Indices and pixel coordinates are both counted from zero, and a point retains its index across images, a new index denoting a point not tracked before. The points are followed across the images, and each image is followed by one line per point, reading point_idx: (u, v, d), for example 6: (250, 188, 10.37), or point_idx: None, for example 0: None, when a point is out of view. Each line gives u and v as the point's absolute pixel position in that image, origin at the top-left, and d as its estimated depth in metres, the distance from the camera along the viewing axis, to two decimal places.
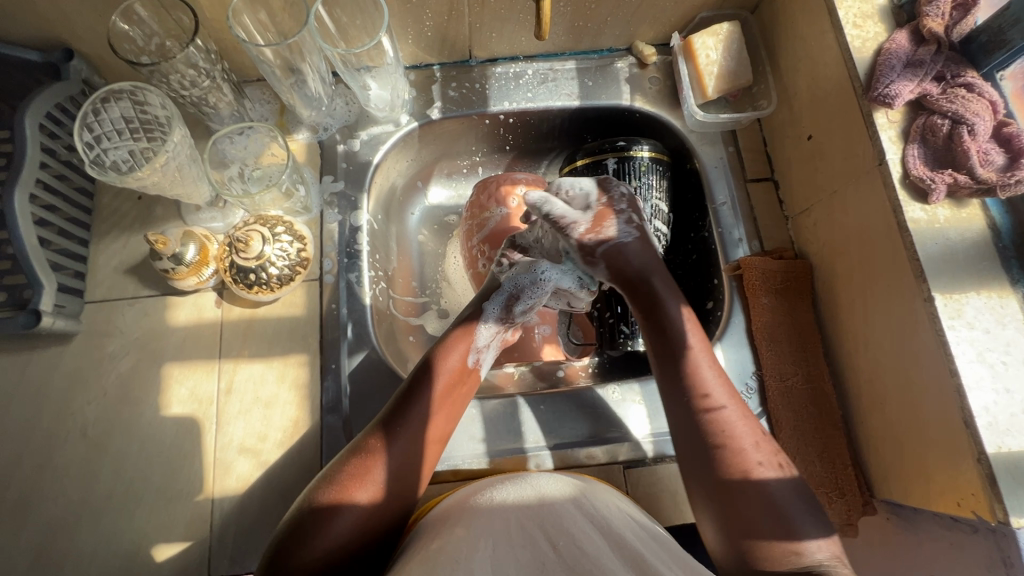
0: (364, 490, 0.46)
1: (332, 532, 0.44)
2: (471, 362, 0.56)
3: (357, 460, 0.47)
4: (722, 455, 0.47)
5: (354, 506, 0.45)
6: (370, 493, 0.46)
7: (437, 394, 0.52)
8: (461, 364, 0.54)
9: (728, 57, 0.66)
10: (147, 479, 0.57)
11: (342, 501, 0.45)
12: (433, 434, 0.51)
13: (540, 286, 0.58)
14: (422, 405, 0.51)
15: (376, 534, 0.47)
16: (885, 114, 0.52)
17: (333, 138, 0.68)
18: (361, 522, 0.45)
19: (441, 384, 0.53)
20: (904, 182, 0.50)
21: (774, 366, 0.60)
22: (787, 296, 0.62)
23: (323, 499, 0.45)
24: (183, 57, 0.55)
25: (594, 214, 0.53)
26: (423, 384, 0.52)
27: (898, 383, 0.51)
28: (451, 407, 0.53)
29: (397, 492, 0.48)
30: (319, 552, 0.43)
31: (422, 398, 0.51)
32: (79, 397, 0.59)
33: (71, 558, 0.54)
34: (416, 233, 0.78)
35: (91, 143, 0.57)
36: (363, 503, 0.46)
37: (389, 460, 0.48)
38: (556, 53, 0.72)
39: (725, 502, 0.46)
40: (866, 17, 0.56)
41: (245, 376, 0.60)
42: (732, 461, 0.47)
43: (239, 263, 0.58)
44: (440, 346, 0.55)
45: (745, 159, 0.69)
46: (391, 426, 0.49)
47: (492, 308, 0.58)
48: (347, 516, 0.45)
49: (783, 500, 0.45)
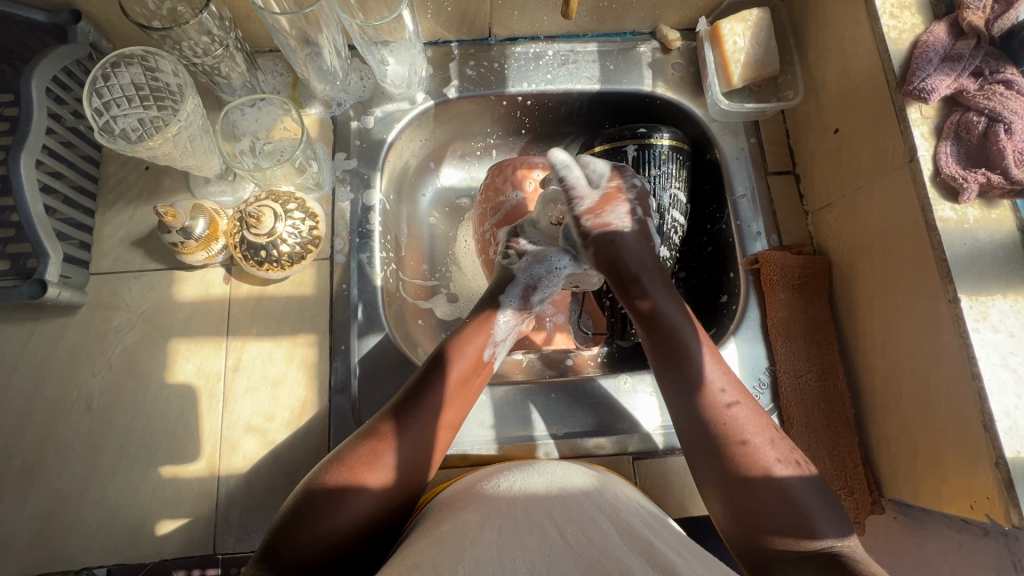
0: (377, 472, 0.46)
1: (344, 513, 0.44)
2: (487, 355, 0.55)
3: (367, 445, 0.47)
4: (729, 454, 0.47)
5: (368, 486, 0.45)
6: (384, 476, 0.46)
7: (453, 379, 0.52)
8: (475, 354, 0.54)
9: (756, 45, 0.64)
10: (152, 454, 0.56)
11: (356, 482, 0.45)
12: (445, 422, 0.51)
13: (556, 276, 0.59)
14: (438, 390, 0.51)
15: (381, 522, 0.46)
16: (918, 110, 0.51)
17: (346, 114, 0.66)
18: (364, 510, 0.45)
19: (459, 374, 0.52)
20: (934, 180, 0.49)
21: (787, 362, 0.59)
22: (804, 292, 0.61)
23: (337, 478, 0.45)
24: (196, 22, 0.53)
25: (602, 194, 0.56)
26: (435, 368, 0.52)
27: (915, 385, 0.51)
28: (463, 397, 0.52)
29: (406, 479, 0.47)
30: (316, 538, 0.43)
31: (440, 382, 0.51)
32: (84, 369, 0.58)
33: (76, 530, 0.53)
34: (427, 215, 0.77)
35: (101, 110, 0.55)
36: (371, 490, 0.45)
37: (400, 446, 0.47)
38: (578, 35, 0.70)
39: (733, 496, 0.46)
40: (904, 7, 0.54)
41: (253, 354, 0.59)
42: (738, 458, 0.47)
43: (250, 239, 0.57)
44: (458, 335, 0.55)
45: (768, 151, 0.68)
46: (404, 409, 0.49)
47: (511, 300, 0.58)
48: (360, 498, 0.45)
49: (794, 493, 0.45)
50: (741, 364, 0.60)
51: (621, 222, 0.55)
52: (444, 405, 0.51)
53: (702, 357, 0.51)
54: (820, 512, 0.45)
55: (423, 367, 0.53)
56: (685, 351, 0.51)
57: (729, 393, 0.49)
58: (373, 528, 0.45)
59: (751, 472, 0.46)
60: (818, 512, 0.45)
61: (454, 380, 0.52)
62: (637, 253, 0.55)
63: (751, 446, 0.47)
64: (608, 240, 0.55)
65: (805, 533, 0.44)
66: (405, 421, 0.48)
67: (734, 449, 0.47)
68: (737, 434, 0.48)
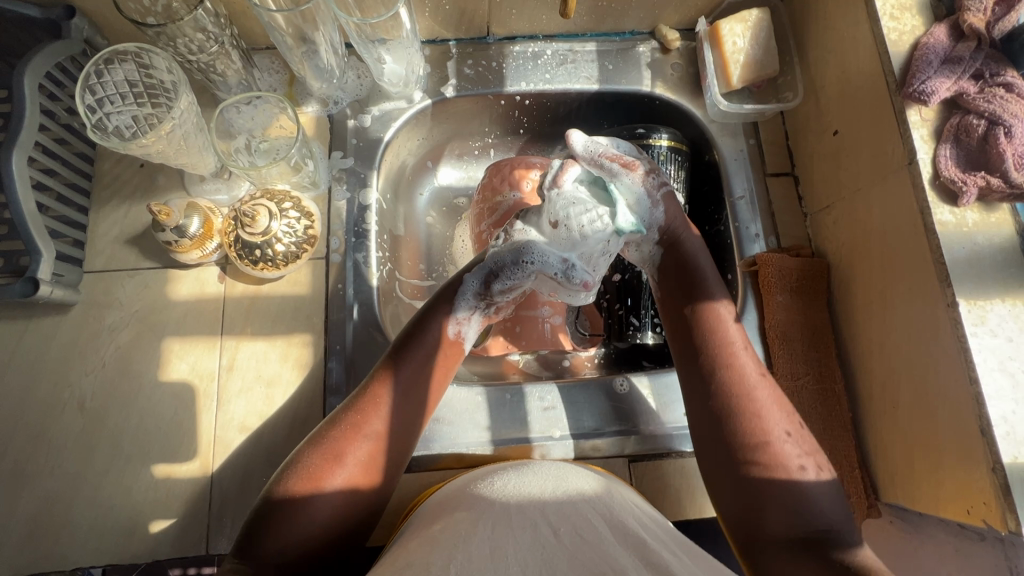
0: (348, 465, 0.45)
1: (319, 505, 0.43)
2: (451, 335, 0.54)
3: (341, 434, 0.46)
4: (746, 453, 0.47)
5: (341, 478, 0.44)
6: (354, 468, 0.45)
7: (428, 363, 0.52)
8: (445, 337, 0.53)
9: (755, 46, 0.64)
10: (145, 454, 0.56)
11: (327, 475, 0.44)
12: (424, 401, 0.51)
13: (522, 269, 0.53)
14: (412, 369, 0.50)
15: (361, 514, 0.46)
16: (918, 112, 0.50)
17: (343, 112, 0.66)
18: (342, 501, 0.44)
19: (426, 359, 0.52)
20: (934, 183, 0.49)
21: (785, 364, 0.59)
22: (802, 295, 0.61)
23: (309, 470, 0.44)
24: (192, 18, 0.53)
25: (626, 173, 0.56)
26: (413, 350, 0.51)
27: (913, 388, 0.51)
28: (441, 378, 0.53)
29: (384, 470, 0.47)
30: (300, 533, 0.42)
31: (415, 364, 0.51)
32: (77, 368, 0.57)
33: (67, 530, 0.53)
34: (424, 214, 0.76)
35: (94, 107, 0.54)
36: (345, 482, 0.45)
37: (378, 435, 0.47)
38: (576, 34, 0.70)
39: (739, 491, 0.46)
40: (904, 9, 0.54)
41: (247, 353, 0.58)
42: (758, 453, 0.46)
43: (244, 238, 0.56)
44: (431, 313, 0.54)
45: (767, 152, 0.67)
46: (372, 399, 0.48)
47: (473, 282, 0.55)
48: (333, 490, 0.44)
49: (809, 495, 0.45)
50: None
51: (654, 195, 0.57)
52: (409, 388, 0.50)
53: (739, 350, 0.51)
54: (827, 512, 0.44)
55: (389, 351, 0.52)
56: (727, 348, 0.51)
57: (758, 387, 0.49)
58: (352, 520, 0.45)
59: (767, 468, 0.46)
60: (831, 512, 0.44)
61: (422, 366, 0.51)
62: (695, 256, 0.57)
63: (771, 448, 0.46)
64: (656, 213, 0.57)
65: (815, 533, 0.43)
66: (372, 412, 0.48)
67: (749, 450, 0.47)
68: (763, 429, 0.47)
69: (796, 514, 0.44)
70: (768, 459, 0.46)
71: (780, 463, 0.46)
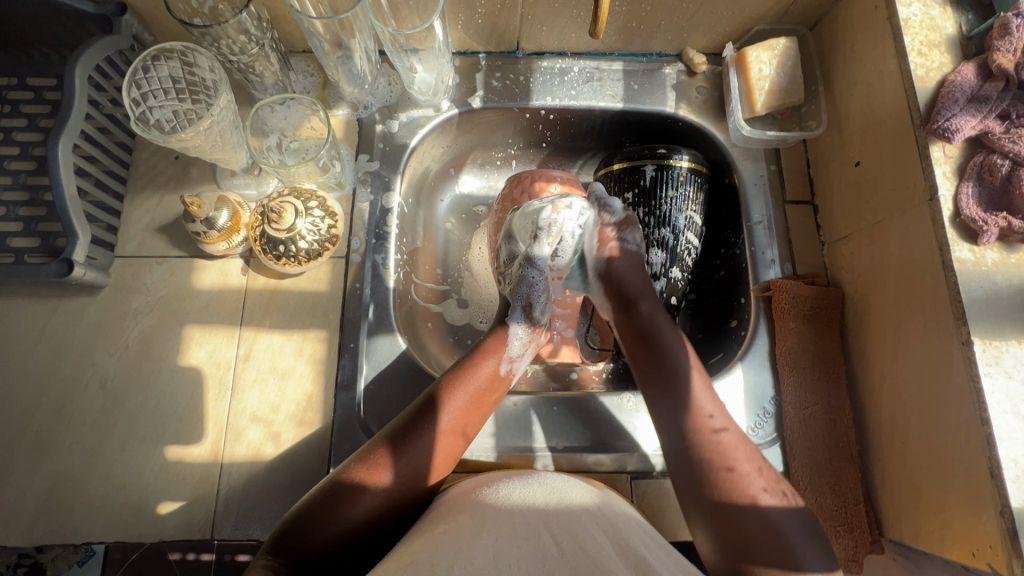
0: (387, 477, 0.47)
1: (355, 508, 0.45)
2: (504, 371, 0.57)
3: (383, 445, 0.49)
4: (711, 476, 0.49)
5: (377, 485, 0.47)
6: (391, 479, 0.47)
7: (466, 399, 0.53)
8: (487, 376, 0.55)
9: (781, 74, 0.64)
10: (160, 436, 0.57)
11: (367, 479, 0.47)
12: (451, 440, 0.52)
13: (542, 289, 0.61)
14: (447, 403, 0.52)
15: (387, 523, 0.48)
16: (941, 148, 0.51)
17: (372, 117, 0.68)
18: (374, 510, 0.46)
19: (474, 389, 0.54)
20: (954, 221, 0.49)
21: (793, 392, 0.59)
22: (815, 323, 0.60)
23: (350, 475, 0.47)
24: (236, 22, 0.55)
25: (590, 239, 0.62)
26: (457, 382, 0.53)
27: (923, 425, 0.50)
28: (478, 409, 0.54)
29: (413, 485, 0.49)
30: (328, 535, 0.44)
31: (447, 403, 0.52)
32: (101, 349, 0.59)
33: (80, 504, 0.55)
34: (443, 220, 0.78)
35: (138, 100, 0.56)
36: (381, 490, 0.47)
37: (412, 452, 0.49)
38: (604, 53, 0.71)
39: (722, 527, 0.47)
40: (933, 46, 0.54)
41: (264, 345, 0.60)
42: (723, 482, 0.48)
43: (269, 234, 0.58)
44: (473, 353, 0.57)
45: (787, 179, 0.67)
46: (418, 418, 0.51)
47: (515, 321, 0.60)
48: (370, 496, 0.46)
49: (783, 527, 0.46)
50: (747, 391, 0.60)
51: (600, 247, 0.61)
52: (457, 417, 0.52)
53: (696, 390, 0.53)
54: (802, 540, 0.45)
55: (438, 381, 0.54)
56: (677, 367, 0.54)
57: (718, 418, 0.52)
58: (379, 527, 0.47)
59: (730, 494, 0.48)
60: (804, 543, 0.45)
61: (463, 397, 0.53)
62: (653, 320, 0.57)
63: (743, 479, 0.48)
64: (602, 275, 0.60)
65: (782, 553, 0.45)
66: (418, 430, 0.50)
67: (723, 473, 0.49)
68: (724, 459, 0.49)
69: (772, 544, 0.45)
70: (734, 481, 0.48)
71: (751, 493, 0.48)
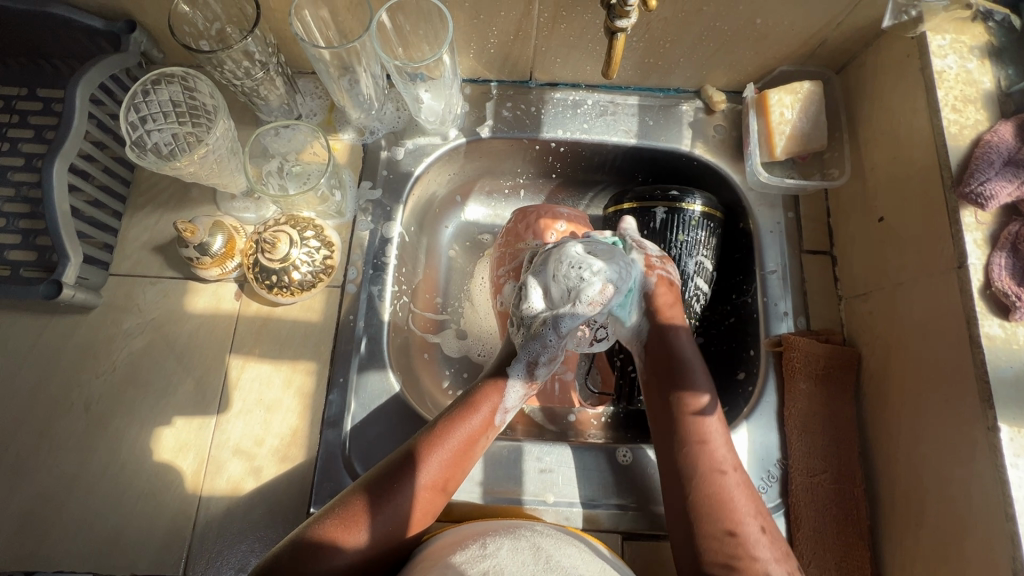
0: (362, 534, 0.45)
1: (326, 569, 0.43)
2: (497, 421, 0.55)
3: (360, 498, 0.47)
4: (720, 544, 0.46)
5: (353, 544, 0.45)
6: (367, 537, 0.45)
7: (453, 449, 0.51)
8: (480, 424, 0.53)
9: (804, 119, 0.62)
10: (141, 463, 0.56)
11: (342, 537, 0.44)
12: (437, 494, 0.50)
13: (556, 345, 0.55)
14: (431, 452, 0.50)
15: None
16: (973, 213, 0.47)
17: (378, 143, 0.67)
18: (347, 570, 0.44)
19: (464, 439, 0.51)
20: (983, 293, 0.46)
21: (802, 457, 0.55)
22: (828, 384, 0.57)
23: (323, 530, 0.44)
24: (240, 47, 0.54)
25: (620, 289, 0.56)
26: (444, 432, 0.51)
27: (939, 510, 0.47)
28: (465, 461, 0.51)
29: (391, 541, 0.47)
30: None
31: (432, 452, 0.50)
32: (88, 369, 0.59)
33: (56, 530, 0.54)
34: (446, 248, 0.76)
35: (136, 123, 0.55)
36: (355, 549, 0.45)
37: (392, 505, 0.47)
38: (619, 86, 0.69)
39: None
40: (968, 101, 0.50)
41: (252, 375, 0.58)
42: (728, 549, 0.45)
43: (262, 263, 0.56)
44: (467, 397, 0.55)
45: (805, 227, 0.64)
46: (400, 470, 0.48)
47: (515, 375, 0.56)
48: (342, 556, 0.44)
49: None
50: (751, 453, 0.57)
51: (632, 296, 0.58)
52: (441, 469, 0.50)
53: (716, 442, 0.50)
54: None
55: (424, 430, 0.52)
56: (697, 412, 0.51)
57: (732, 473, 0.48)
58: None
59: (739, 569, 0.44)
60: None
61: (453, 445, 0.51)
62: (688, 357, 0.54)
63: (749, 550, 0.45)
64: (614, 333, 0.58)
65: None
66: (400, 481, 0.48)
67: (729, 543, 0.45)
68: (732, 525, 0.46)
69: None
70: (742, 555, 0.45)
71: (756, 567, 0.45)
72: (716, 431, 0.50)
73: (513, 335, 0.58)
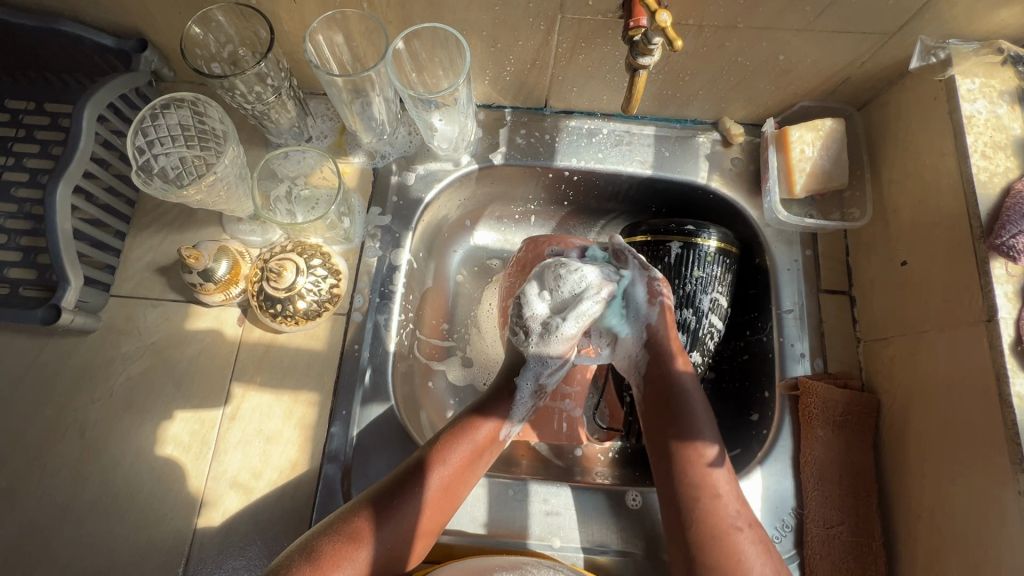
0: None
1: None
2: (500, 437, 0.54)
3: (340, 539, 0.44)
4: None
5: None
6: None
7: (433, 490, 0.48)
8: (461, 464, 0.50)
9: (825, 156, 0.60)
10: (134, 494, 0.54)
11: None
12: (415, 539, 0.47)
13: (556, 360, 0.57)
14: (413, 495, 0.47)
15: None
16: (1004, 265, 0.46)
17: (389, 167, 0.65)
18: None
19: (447, 481, 0.49)
20: (1014, 349, 0.44)
21: (818, 508, 0.54)
22: (845, 431, 0.55)
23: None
24: (255, 72, 0.53)
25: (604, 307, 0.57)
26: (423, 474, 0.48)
27: (965, 572, 0.45)
28: (446, 501, 0.49)
29: None
30: None
31: (411, 496, 0.47)
32: (84, 394, 0.57)
33: (43, 563, 0.52)
34: (453, 273, 0.74)
35: (143, 148, 0.53)
36: None
37: (375, 547, 0.45)
38: (636, 116, 0.67)
39: None
40: (997, 148, 0.49)
41: (252, 404, 0.57)
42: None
43: (268, 291, 0.55)
44: (449, 434, 0.52)
45: (823, 265, 0.63)
46: (379, 513, 0.46)
47: (525, 385, 0.56)
48: None
49: None
50: (766, 501, 0.55)
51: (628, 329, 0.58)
52: (423, 512, 0.47)
53: (723, 495, 0.48)
54: None
55: (406, 467, 0.49)
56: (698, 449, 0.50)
57: (741, 522, 0.47)
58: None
59: None
60: None
61: (433, 488, 0.48)
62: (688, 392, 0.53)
63: None
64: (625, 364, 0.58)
65: None
66: (381, 524, 0.46)
67: None
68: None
69: None
70: None
71: None
72: (723, 483, 0.48)
73: (521, 344, 0.57)
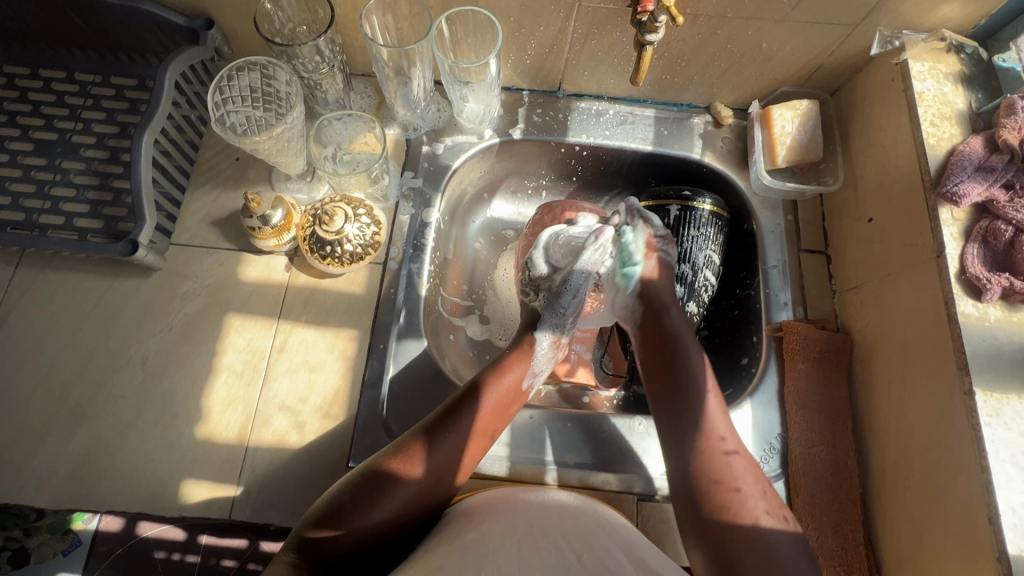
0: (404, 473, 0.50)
1: (375, 508, 0.48)
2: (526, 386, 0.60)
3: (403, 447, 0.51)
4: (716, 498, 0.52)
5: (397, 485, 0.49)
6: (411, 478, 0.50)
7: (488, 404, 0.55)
8: (510, 385, 0.58)
9: (802, 132, 0.70)
10: (191, 415, 0.60)
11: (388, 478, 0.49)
12: (470, 447, 0.54)
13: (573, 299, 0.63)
14: (469, 412, 0.54)
15: (412, 517, 0.51)
16: (949, 211, 0.55)
17: (420, 138, 0.74)
18: (394, 508, 0.49)
19: (500, 398, 0.56)
20: (959, 278, 0.52)
21: (801, 431, 0.61)
22: (823, 366, 0.63)
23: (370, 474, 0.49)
24: (314, 45, 0.61)
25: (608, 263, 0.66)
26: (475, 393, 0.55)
27: (925, 470, 0.52)
28: (497, 415, 0.56)
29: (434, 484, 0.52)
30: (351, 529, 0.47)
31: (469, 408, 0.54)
32: (146, 328, 0.63)
33: (109, 474, 0.57)
34: (473, 240, 0.82)
35: (219, 103, 0.62)
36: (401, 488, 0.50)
37: (435, 453, 0.51)
38: (638, 99, 0.77)
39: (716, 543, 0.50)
40: (944, 118, 0.59)
41: (299, 338, 0.63)
42: (725, 501, 0.51)
43: (319, 234, 0.62)
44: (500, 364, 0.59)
45: (802, 229, 0.71)
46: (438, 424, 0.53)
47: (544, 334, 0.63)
48: (388, 497, 0.49)
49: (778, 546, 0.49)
50: (755, 427, 0.62)
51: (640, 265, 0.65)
52: (483, 421, 0.55)
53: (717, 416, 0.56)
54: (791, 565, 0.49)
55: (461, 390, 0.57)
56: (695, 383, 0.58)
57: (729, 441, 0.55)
58: (401, 527, 0.50)
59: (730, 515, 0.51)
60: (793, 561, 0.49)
61: (488, 403, 0.55)
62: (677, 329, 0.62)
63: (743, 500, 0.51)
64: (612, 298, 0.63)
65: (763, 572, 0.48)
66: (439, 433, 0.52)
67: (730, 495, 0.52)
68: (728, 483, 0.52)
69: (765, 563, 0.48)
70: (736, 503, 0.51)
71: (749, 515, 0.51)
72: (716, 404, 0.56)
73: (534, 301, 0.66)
